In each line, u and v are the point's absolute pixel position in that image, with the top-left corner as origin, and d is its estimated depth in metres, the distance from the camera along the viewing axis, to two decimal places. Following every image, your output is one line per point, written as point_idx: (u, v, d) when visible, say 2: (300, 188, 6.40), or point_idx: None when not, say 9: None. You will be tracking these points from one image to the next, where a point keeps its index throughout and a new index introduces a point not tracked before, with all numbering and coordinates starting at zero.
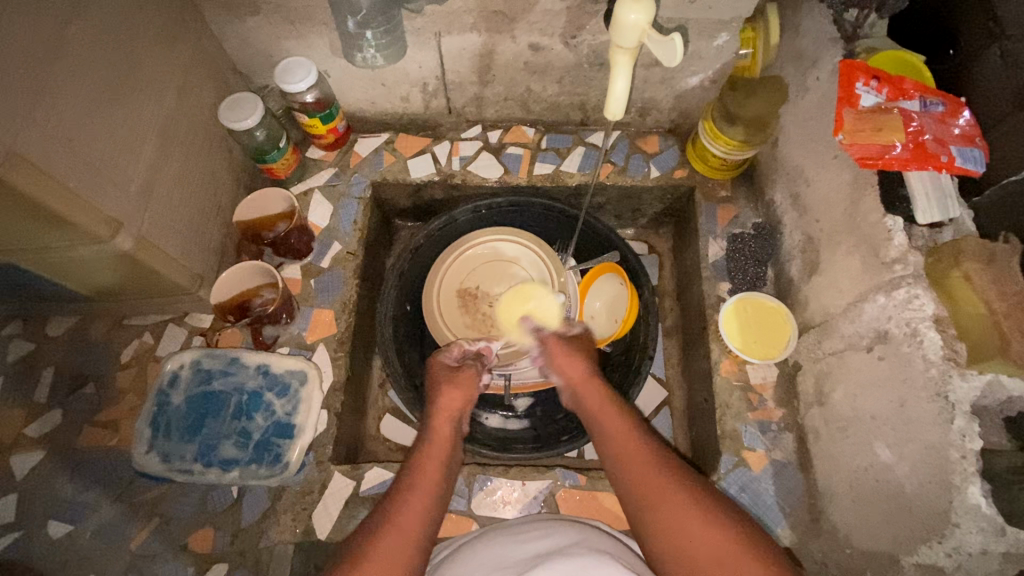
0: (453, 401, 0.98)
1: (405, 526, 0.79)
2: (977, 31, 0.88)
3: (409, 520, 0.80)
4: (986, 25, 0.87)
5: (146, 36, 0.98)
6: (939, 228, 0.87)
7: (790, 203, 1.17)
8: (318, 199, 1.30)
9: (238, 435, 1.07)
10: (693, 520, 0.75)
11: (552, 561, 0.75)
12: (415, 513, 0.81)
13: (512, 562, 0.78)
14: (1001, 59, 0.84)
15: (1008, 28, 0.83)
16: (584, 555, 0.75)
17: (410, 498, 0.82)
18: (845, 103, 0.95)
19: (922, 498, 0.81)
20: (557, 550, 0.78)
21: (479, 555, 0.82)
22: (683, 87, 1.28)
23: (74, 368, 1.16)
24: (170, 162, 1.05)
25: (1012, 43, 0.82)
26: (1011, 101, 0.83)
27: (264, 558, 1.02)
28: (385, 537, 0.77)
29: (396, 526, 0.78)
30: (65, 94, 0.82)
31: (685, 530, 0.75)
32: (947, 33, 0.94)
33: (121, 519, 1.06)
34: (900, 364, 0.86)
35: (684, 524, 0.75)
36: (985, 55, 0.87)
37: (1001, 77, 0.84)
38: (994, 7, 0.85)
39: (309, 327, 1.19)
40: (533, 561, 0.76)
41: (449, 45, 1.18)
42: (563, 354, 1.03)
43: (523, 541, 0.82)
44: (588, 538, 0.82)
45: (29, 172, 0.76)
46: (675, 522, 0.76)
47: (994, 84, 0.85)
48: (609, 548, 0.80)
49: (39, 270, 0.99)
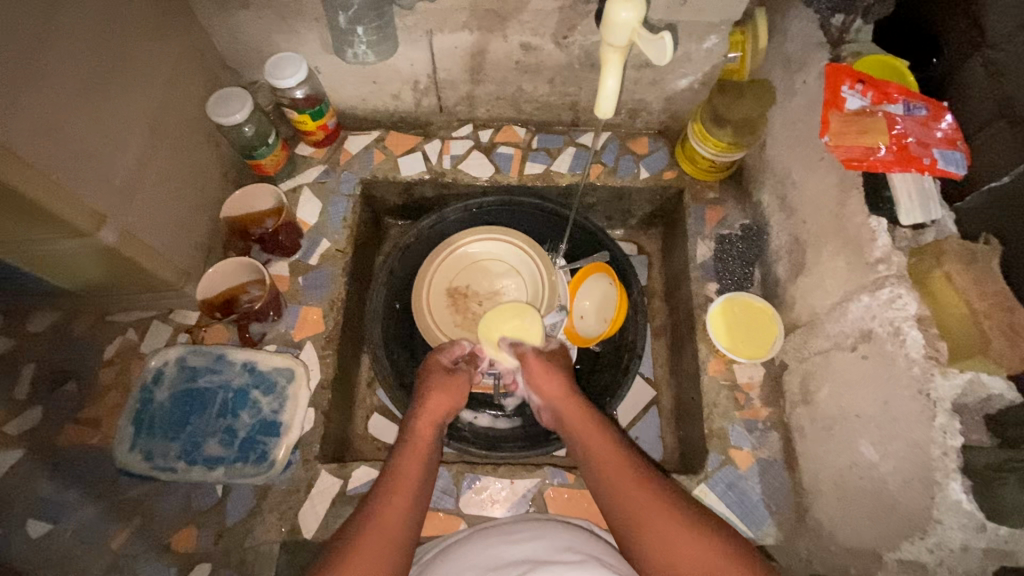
0: (441, 404, 0.97)
1: (389, 526, 0.79)
2: (962, 38, 0.89)
3: (392, 521, 0.79)
4: (972, 34, 0.87)
5: (133, 28, 0.97)
6: (922, 229, 0.88)
7: (777, 204, 1.18)
8: (307, 195, 1.29)
9: (224, 432, 1.06)
10: (673, 535, 0.76)
11: (544, 565, 0.75)
12: (396, 514, 0.80)
13: (503, 564, 0.78)
14: (985, 68, 0.85)
15: (993, 37, 0.84)
16: (577, 561, 0.76)
17: (394, 498, 0.82)
18: (830, 106, 0.97)
19: (906, 495, 0.82)
20: (550, 552, 0.78)
21: (471, 555, 0.82)
22: (672, 89, 1.29)
23: (55, 364, 1.14)
24: (157, 156, 1.04)
25: (996, 52, 0.84)
26: (992, 110, 0.84)
27: (249, 557, 1.01)
28: (372, 539, 0.77)
29: (378, 529, 0.78)
30: (49, 83, 0.80)
31: (671, 546, 0.76)
32: (932, 40, 0.95)
33: (101, 518, 1.04)
34: (883, 363, 0.87)
35: (670, 539, 0.76)
36: (969, 63, 0.88)
37: (985, 85, 0.85)
38: (981, 15, 0.86)
39: (297, 324, 1.18)
40: (525, 564, 0.76)
41: (441, 44, 1.18)
42: (541, 371, 1.00)
43: (514, 543, 0.82)
44: (580, 540, 0.82)
45: (13, 163, 0.75)
46: (663, 539, 0.77)
47: (977, 92, 0.87)
48: (603, 554, 0.80)
49: (20, 264, 0.97)
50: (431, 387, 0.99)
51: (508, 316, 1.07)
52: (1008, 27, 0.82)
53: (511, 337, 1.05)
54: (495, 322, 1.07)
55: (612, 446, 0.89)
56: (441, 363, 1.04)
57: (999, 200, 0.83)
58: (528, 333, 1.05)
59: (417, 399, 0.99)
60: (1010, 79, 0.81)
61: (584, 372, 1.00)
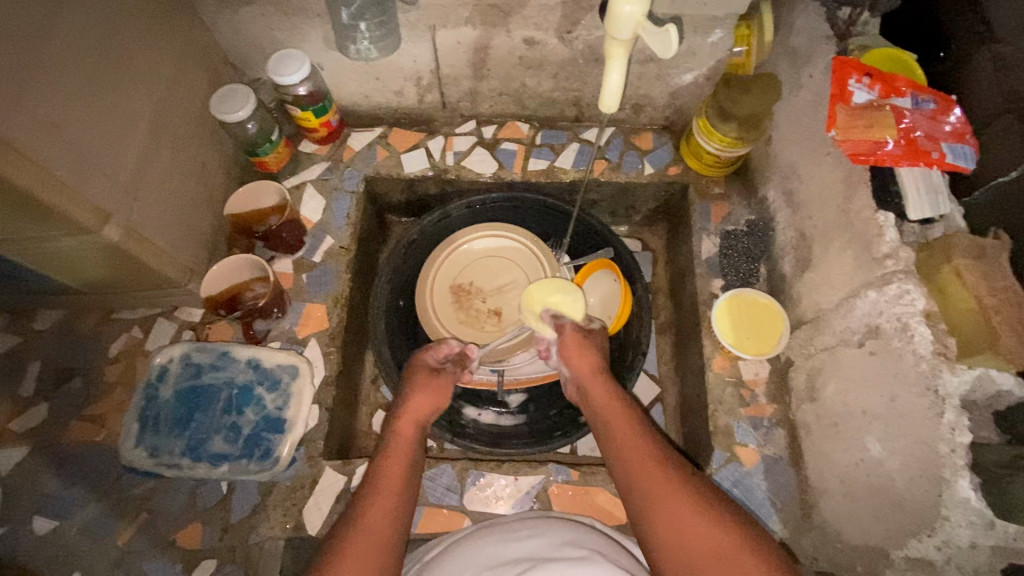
0: (424, 404, 0.96)
1: (374, 527, 0.78)
2: (971, 31, 0.89)
3: (379, 526, 0.79)
4: (979, 27, 0.87)
5: (136, 25, 0.97)
6: (930, 224, 0.88)
7: (783, 200, 1.17)
8: (310, 192, 1.29)
9: (228, 429, 1.05)
10: (687, 516, 0.75)
11: (546, 562, 0.74)
12: (383, 519, 0.80)
13: (506, 560, 0.78)
14: (991, 62, 0.85)
15: (999, 31, 0.84)
16: (580, 557, 0.75)
17: (377, 499, 0.81)
18: (837, 99, 0.96)
19: (912, 492, 0.82)
20: (552, 549, 0.78)
21: (473, 553, 0.81)
22: (677, 84, 1.28)
23: (61, 362, 1.14)
24: (160, 153, 1.04)
25: (1004, 45, 0.83)
26: (1002, 101, 0.83)
27: (254, 554, 1.01)
28: (356, 540, 0.76)
29: (364, 535, 0.77)
30: (52, 81, 0.80)
31: (682, 529, 0.75)
32: (940, 33, 0.95)
33: (107, 514, 1.04)
34: (891, 359, 0.86)
35: (684, 521, 0.75)
36: (977, 55, 0.87)
37: (992, 78, 0.85)
38: (987, 9, 0.86)
39: (301, 321, 1.18)
40: (527, 561, 0.76)
41: (444, 39, 1.17)
42: (576, 348, 1.03)
43: (516, 541, 0.82)
44: (585, 537, 0.82)
45: (17, 160, 0.75)
46: (676, 521, 0.75)
47: (986, 85, 0.86)
48: (608, 552, 0.80)
49: (25, 261, 0.98)
50: (411, 387, 0.99)
51: (554, 290, 1.10)
52: (1017, 18, 0.81)
53: (554, 309, 1.08)
54: (539, 293, 1.10)
55: (630, 431, 0.88)
56: (426, 362, 1.04)
57: (1008, 194, 0.82)
58: (571, 307, 1.08)
59: (401, 398, 0.98)
60: (1015, 72, 0.81)
61: (590, 365, 1.00)
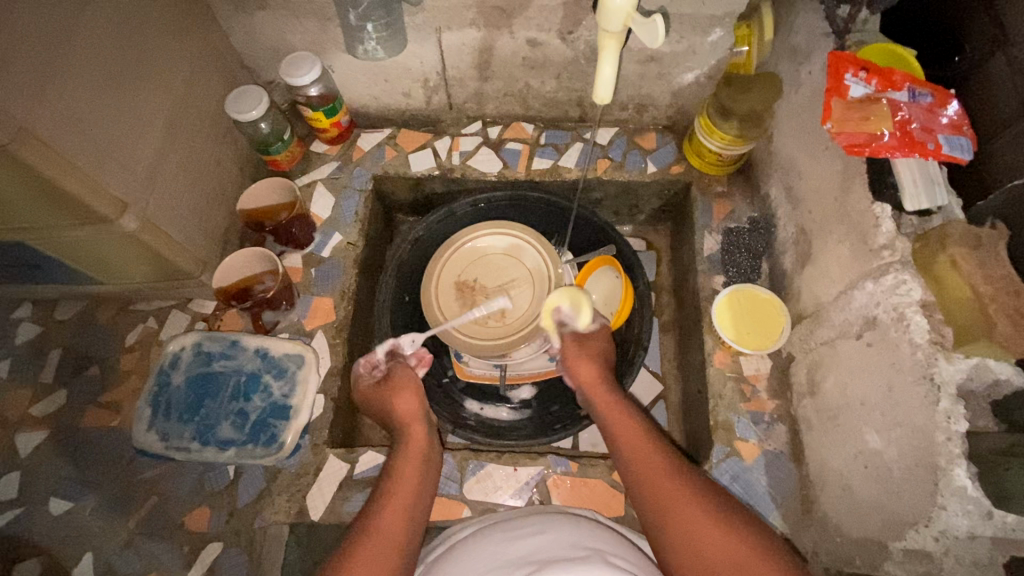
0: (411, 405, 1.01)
1: (390, 531, 0.80)
2: (984, 35, 0.87)
3: (392, 523, 0.82)
4: (993, 31, 0.85)
5: (155, 26, 1.02)
6: (928, 216, 0.88)
7: (784, 195, 1.18)
8: (321, 191, 1.33)
9: (236, 415, 1.08)
10: (702, 528, 0.76)
11: (551, 564, 0.73)
12: (397, 516, 0.83)
13: (509, 561, 0.77)
14: (1007, 66, 0.83)
15: (1012, 35, 0.82)
16: (581, 558, 0.74)
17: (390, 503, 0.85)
18: (833, 93, 0.97)
19: (907, 482, 0.81)
20: (553, 550, 0.77)
21: (476, 553, 0.81)
22: (679, 83, 1.30)
23: (81, 351, 1.19)
24: (177, 147, 1.09)
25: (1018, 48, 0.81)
26: (1015, 108, 0.82)
27: (259, 537, 1.03)
28: (370, 543, 0.78)
29: (377, 530, 0.80)
30: (75, 76, 0.85)
31: (698, 538, 0.76)
32: (952, 39, 0.93)
33: (120, 496, 1.08)
34: (888, 349, 0.86)
35: (699, 530, 0.76)
36: (991, 60, 0.86)
37: (1008, 80, 0.83)
38: (1003, 12, 0.84)
39: (308, 314, 1.21)
40: (531, 563, 0.75)
41: (449, 41, 1.21)
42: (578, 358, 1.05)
43: (517, 539, 0.82)
44: (586, 536, 0.81)
45: (42, 150, 0.80)
46: (689, 529, 0.77)
47: (999, 89, 0.84)
48: (611, 549, 0.79)
49: (46, 249, 1.02)
50: (391, 396, 1.02)
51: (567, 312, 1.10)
52: None
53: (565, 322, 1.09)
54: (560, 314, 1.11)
55: (642, 439, 0.90)
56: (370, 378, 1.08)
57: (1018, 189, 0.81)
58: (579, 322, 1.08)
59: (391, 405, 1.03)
60: None
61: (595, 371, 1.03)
